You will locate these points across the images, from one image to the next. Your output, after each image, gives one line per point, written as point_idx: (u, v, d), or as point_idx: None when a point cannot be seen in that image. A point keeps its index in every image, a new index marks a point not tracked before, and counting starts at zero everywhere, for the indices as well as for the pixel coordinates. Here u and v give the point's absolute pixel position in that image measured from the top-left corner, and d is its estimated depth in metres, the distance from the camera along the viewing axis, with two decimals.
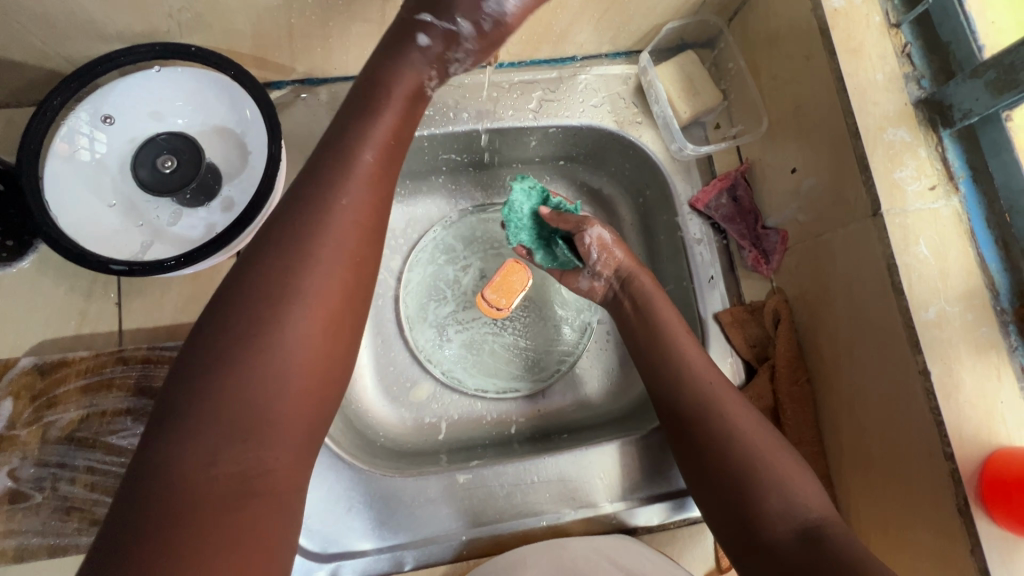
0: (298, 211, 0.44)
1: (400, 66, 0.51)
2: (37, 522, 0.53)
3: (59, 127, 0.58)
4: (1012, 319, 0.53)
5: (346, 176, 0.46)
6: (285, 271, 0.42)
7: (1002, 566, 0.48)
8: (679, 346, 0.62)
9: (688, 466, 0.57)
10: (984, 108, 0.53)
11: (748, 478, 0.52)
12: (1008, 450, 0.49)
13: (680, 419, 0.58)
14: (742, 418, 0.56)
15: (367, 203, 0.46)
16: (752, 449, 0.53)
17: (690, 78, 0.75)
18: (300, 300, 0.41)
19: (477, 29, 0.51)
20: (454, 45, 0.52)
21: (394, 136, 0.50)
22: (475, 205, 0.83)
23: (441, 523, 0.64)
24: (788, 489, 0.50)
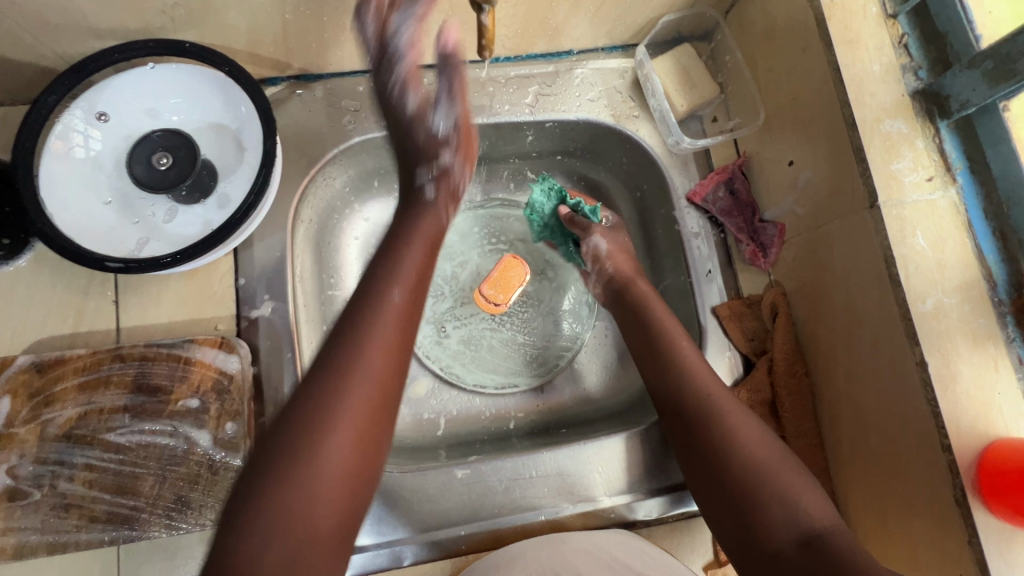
0: (337, 341, 0.49)
1: (420, 211, 0.60)
2: (36, 520, 0.54)
3: (54, 125, 0.58)
4: (1009, 310, 0.53)
5: (378, 307, 0.50)
6: (325, 394, 0.45)
7: (1000, 557, 0.48)
8: (678, 347, 0.62)
9: (691, 473, 0.57)
10: (981, 98, 0.53)
11: (751, 484, 0.52)
12: (1006, 441, 0.49)
13: (683, 426, 0.58)
14: (745, 425, 0.56)
15: (398, 328, 0.50)
16: (751, 451, 0.54)
17: (687, 71, 0.74)
18: (339, 422, 0.45)
19: (455, 150, 0.61)
20: (454, 172, 0.62)
21: (418, 275, 0.55)
22: (473, 201, 0.83)
23: (441, 518, 0.64)
24: (787, 490, 0.50)
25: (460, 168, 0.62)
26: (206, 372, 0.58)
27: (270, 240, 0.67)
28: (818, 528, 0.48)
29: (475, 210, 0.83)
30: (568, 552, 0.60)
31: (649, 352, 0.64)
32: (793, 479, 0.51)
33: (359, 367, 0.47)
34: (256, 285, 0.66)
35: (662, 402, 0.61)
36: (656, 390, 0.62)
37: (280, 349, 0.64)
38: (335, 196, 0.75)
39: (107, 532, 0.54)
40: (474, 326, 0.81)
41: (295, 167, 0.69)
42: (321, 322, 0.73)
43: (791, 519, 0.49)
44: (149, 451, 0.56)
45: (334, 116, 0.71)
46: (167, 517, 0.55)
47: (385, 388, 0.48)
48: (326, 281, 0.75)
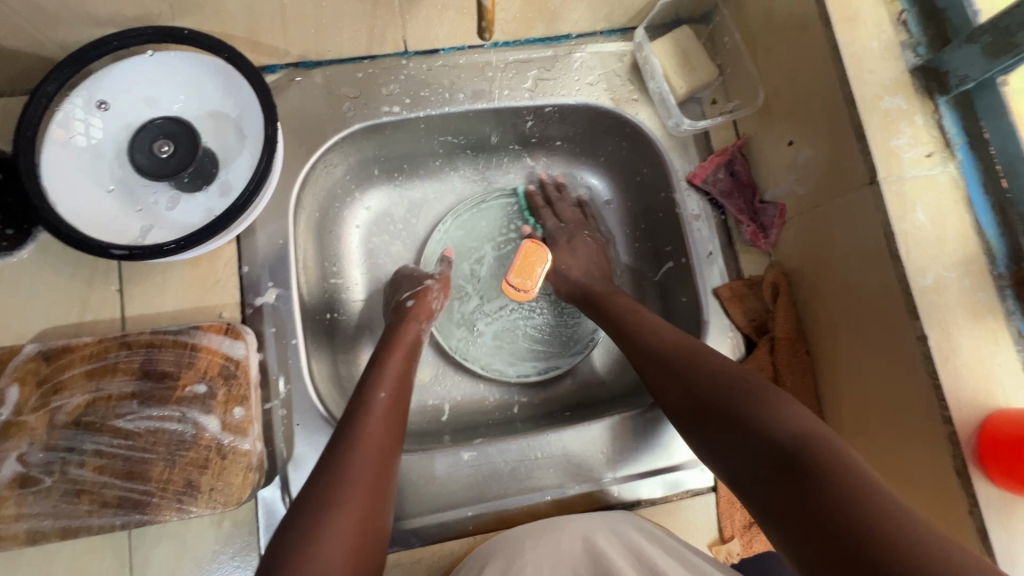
0: (337, 438, 0.52)
1: (403, 327, 0.66)
2: (48, 505, 0.54)
3: (54, 113, 0.58)
4: (1009, 283, 0.53)
5: (372, 405, 0.55)
6: (333, 482, 0.48)
7: (1000, 525, 0.49)
8: (647, 318, 0.63)
9: (676, 415, 0.55)
10: (980, 73, 0.53)
11: (734, 407, 0.49)
12: (1006, 411, 0.50)
13: (663, 372, 0.57)
14: (720, 360, 0.55)
15: (386, 423, 0.54)
16: (730, 378, 0.52)
17: (686, 53, 0.74)
18: (341, 502, 0.47)
19: (438, 279, 0.74)
20: (430, 293, 0.72)
21: (401, 374, 0.60)
22: (481, 196, 0.83)
23: (448, 499, 0.65)
24: (771, 404, 0.48)
25: (438, 292, 0.73)
26: (213, 358, 0.59)
27: (272, 228, 0.67)
28: (805, 435, 0.44)
29: (481, 203, 0.83)
30: (568, 548, 0.58)
31: (626, 325, 0.65)
32: (777, 396, 0.49)
33: (361, 457, 0.50)
34: (259, 272, 0.66)
35: (640, 357, 0.61)
36: (635, 349, 0.62)
37: (285, 335, 0.65)
38: (336, 184, 0.75)
39: (117, 516, 0.55)
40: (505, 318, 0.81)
41: (295, 154, 0.69)
42: (326, 310, 0.73)
43: (774, 431, 0.46)
44: (158, 437, 0.56)
45: (334, 103, 0.71)
46: (177, 502, 0.56)
47: (385, 472, 0.51)
48: (329, 270, 0.75)
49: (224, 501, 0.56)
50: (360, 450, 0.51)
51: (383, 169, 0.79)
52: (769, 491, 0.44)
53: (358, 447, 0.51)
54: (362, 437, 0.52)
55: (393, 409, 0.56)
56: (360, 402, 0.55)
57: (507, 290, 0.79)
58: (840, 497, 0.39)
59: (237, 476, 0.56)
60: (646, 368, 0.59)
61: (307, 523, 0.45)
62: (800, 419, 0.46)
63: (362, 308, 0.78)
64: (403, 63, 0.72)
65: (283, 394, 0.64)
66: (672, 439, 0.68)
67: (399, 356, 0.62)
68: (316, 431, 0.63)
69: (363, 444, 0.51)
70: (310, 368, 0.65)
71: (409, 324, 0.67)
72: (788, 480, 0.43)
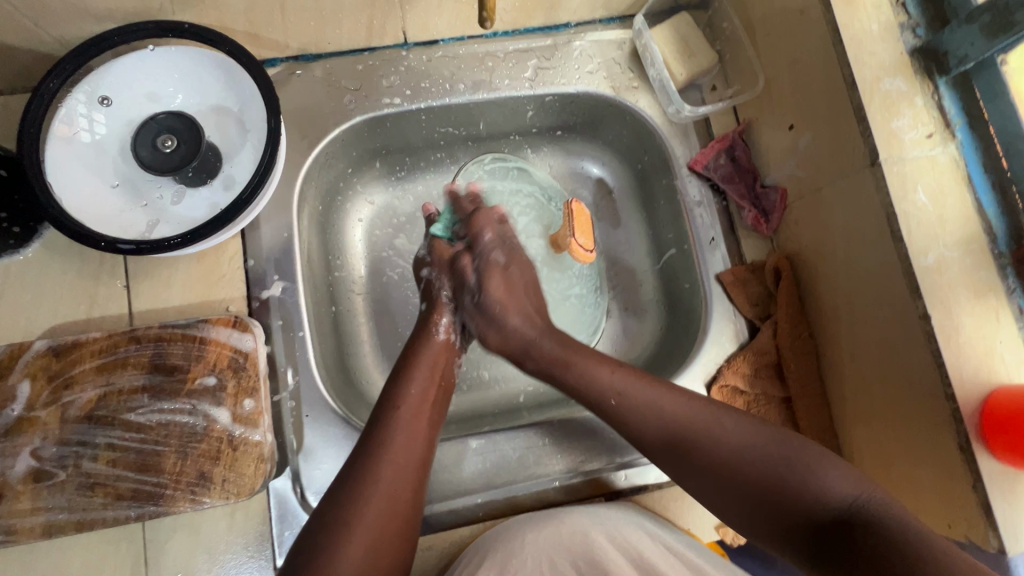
0: (359, 451, 0.53)
1: (425, 333, 0.65)
2: (63, 499, 0.55)
3: (57, 109, 0.58)
4: (1010, 262, 0.54)
5: (395, 418, 0.55)
6: (351, 500, 0.50)
7: (1003, 498, 0.50)
8: (626, 386, 0.58)
9: (701, 494, 0.53)
10: (979, 53, 0.53)
11: (769, 486, 0.49)
12: (1008, 387, 0.50)
13: (669, 449, 0.55)
14: (727, 427, 0.53)
15: (423, 399, 0.58)
16: (751, 453, 0.51)
17: (686, 40, 0.74)
18: (377, 468, 0.52)
19: (433, 265, 0.71)
20: (435, 289, 0.69)
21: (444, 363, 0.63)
22: (497, 157, 0.79)
23: (457, 485, 0.65)
24: (810, 474, 0.48)
25: (443, 282, 0.69)
26: (222, 350, 0.59)
27: (277, 221, 0.67)
28: (850, 499, 0.46)
29: (502, 165, 0.79)
30: (572, 543, 0.59)
31: (612, 406, 0.58)
32: (813, 466, 0.49)
33: (381, 474, 0.51)
34: (265, 266, 0.66)
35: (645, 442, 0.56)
36: (634, 430, 0.56)
37: (292, 327, 0.65)
38: (338, 177, 0.76)
39: (132, 508, 0.55)
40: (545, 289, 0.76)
41: (298, 148, 0.69)
42: (330, 303, 0.74)
43: (821, 507, 0.46)
44: (169, 429, 0.57)
45: (335, 95, 0.71)
46: (190, 493, 0.56)
47: (418, 457, 0.54)
48: (333, 263, 0.76)
49: (237, 491, 0.57)
50: (381, 467, 0.52)
51: (385, 163, 0.79)
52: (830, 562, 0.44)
53: (377, 467, 0.52)
54: (376, 466, 0.52)
55: (419, 422, 0.56)
56: (384, 415, 0.56)
57: (574, 253, 0.72)
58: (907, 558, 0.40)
59: (249, 468, 0.57)
60: (658, 452, 0.55)
61: (323, 539, 0.47)
62: (843, 487, 0.47)
63: (369, 302, 0.77)
64: (403, 54, 0.72)
65: (291, 386, 0.64)
66: None
67: (433, 362, 0.62)
68: (325, 421, 0.63)
69: (384, 460, 0.52)
70: (317, 360, 0.66)
71: (430, 328, 0.65)
72: (850, 552, 0.43)
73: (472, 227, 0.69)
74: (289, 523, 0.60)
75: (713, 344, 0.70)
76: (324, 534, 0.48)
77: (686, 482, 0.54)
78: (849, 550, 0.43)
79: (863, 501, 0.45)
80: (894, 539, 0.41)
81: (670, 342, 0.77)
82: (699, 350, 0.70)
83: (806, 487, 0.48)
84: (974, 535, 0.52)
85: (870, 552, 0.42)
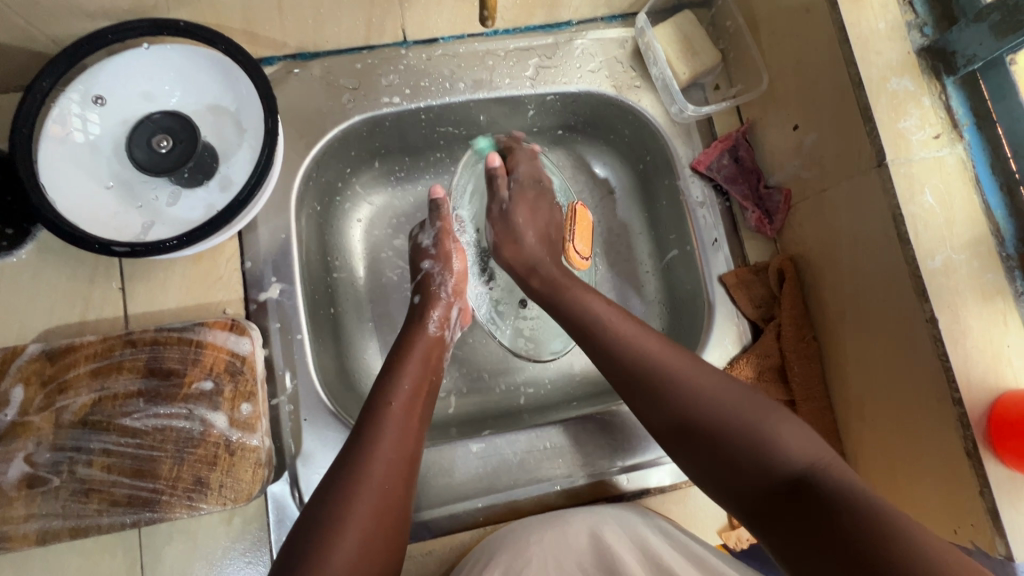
0: (352, 446, 0.52)
1: (419, 327, 0.65)
2: (57, 506, 0.54)
3: (50, 110, 0.57)
4: (1017, 264, 0.53)
5: (388, 414, 0.55)
6: (344, 495, 0.48)
7: (1011, 505, 0.49)
8: (608, 321, 0.58)
9: (665, 439, 0.52)
10: (988, 52, 0.53)
11: (732, 433, 0.48)
12: (1016, 391, 0.50)
13: (638, 391, 0.54)
14: (704, 376, 0.52)
15: (417, 392, 0.58)
16: (717, 406, 0.50)
17: (689, 38, 0.73)
18: (374, 459, 0.51)
19: (436, 258, 0.71)
20: (433, 283, 0.70)
21: (430, 356, 0.63)
22: (499, 153, 0.78)
23: (458, 490, 0.65)
24: (771, 434, 0.47)
25: (444, 277, 0.70)
26: (219, 354, 0.58)
27: (275, 222, 0.66)
28: (809, 465, 0.45)
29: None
30: (579, 542, 0.58)
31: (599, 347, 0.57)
32: (775, 420, 0.48)
33: (374, 469, 0.50)
34: (262, 268, 0.65)
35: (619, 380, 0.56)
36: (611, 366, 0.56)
37: (290, 330, 0.64)
38: (337, 177, 0.75)
39: (127, 515, 0.54)
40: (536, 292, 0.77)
41: (296, 148, 0.68)
42: (329, 305, 0.73)
43: (774, 465, 0.46)
44: (165, 434, 0.56)
45: (333, 94, 0.70)
46: (187, 499, 0.55)
47: (411, 450, 0.54)
48: (331, 265, 0.75)
49: (234, 497, 0.56)
50: (374, 462, 0.51)
51: (383, 162, 0.78)
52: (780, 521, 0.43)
53: (373, 460, 0.51)
54: (371, 458, 0.51)
55: (411, 418, 0.56)
56: (379, 410, 0.55)
57: (571, 259, 0.73)
58: (860, 523, 0.38)
59: (246, 472, 0.56)
60: (631, 393, 0.55)
61: (317, 533, 0.46)
62: (800, 451, 0.46)
63: (368, 303, 0.77)
64: (402, 53, 0.71)
65: (290, 389, 0.63)
66: None
67: (423, 355, 0.62)
68: (323, 425, 0.63)
69: (377, 456, 0.51)
70: (316, 362, 0.65)
71: (424, 322, 0.66)
72: (797, 507, 0.43)
73: (514, 158, 0.73)
74: (288, 528, 0.59)
75: (716, 348, 0.69)
76: (317, 531, 0.46)
77: (649, 425, 0.54)
78: (796, 505, 0.43)
79: (815, 462, 0.45)
80: (843, 506, 0.40)
81: (672, 344, 0.76)
82: (702, 353, 0.69)
83: (766, 439, 0.47)
84: (980, 541, 0.51)
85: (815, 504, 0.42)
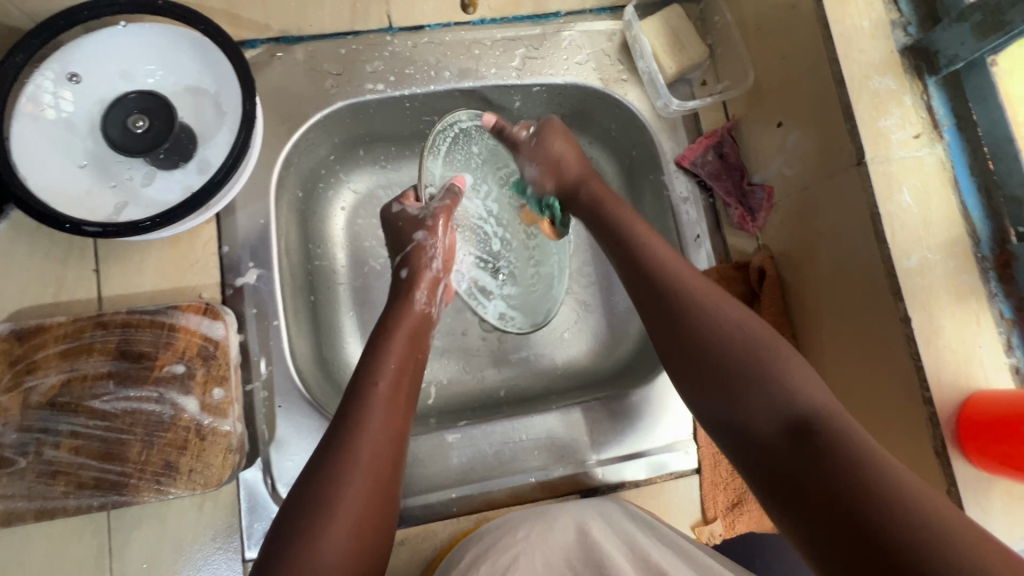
0: (337, 428, 0.51)
1: (405, 305, 0.62)
2: (23, 487, 0.53)
3: (23, 86, 0.56)
4: (992, 266, 0.53)
5: (375, 394, 0.53)
6: (334, 477, 0.47)
7: (976, 505, 0.50)
8: (641, 234, 0.60)
9: (681, 363, 0.52)
10: (970, 52, 0.53)
11: (751, 368, 0.48)
12: (987, 392, 0.50)
13: (663, 315, 0.54)
14: (735, 313, 0.52)
15: (399, 370, 0.56)
16: (740, 341, 0.50)
17: (677, 32, 0.73)
18: (364, 439, 0.50)
19: (430, 230, 0.66)
20: (426, 253, 0.66)
21: (414, 333, 0.61)
22: (475, 117, 0.71)
23: (433, 479, 0.65)
24: (784, 377, 0.47)
25: (435, 248, 0.66)
26: (192, 338, 0.57)
27: (254, 207, 0.66)
28: (821, 407, 0.44)
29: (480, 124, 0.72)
30: (567, 540, 0.54)
31: (641, 273, 0.57)
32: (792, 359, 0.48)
33: (363, 451, 0.49)
34: (240, 253, 0.65)
35: (647, 304, 0.56)
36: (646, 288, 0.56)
37: (266, 316, 0.64)
38: (319, 164, 0.74)
39: (95, 497, 0.54)
40: (517, 266, 0.76)
41: (277, 132, 0.68)
42: (309, 292, 0.72)
43: (785, 403, 0.45)
44: (135, 418, 0.56)
45: (316, 80, 0.69)
46: (156, 483, 0.55)
47: (399, 428, 0.53)
48: (312, 252, 0.74)
49: (203, 482, 0.55)
50: (364, 446, 0.49)
51: (368, 150, 0.78)
52: (777, 456, 0.43)
53: (359, 440, 0.49)
54: (360, 438, 0.50)
55: (397, 398, 0.54)
56: (363, 390, 0.53)
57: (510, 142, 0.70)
58: (851, 464, 0.39)
59: (216, 458, 0.56)
60: (656, 321, 0.55)
61: (303, 519, 0.45)
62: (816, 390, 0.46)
63: (349, 292, 0.76)
64: (388, 39, 0.71)
65: (264, 375, 0.63)
66: (644, 424, 0.67)
67: (409, 333, 0.60)
68: (298, 413, 0.62)
69: (365, 437, 0.50)
70: (292, 350, 0.64)
71: (410, 298, 0.63)
72: (792, 446, 0.43)
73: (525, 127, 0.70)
74: (260, 515, 0.59)
75: None
76: (304, 513, 0.46)
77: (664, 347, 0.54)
78: (794, 446, 0.43)
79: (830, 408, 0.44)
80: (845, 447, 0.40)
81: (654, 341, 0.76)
82: None
83: (780, 381, 0.46)
84: None
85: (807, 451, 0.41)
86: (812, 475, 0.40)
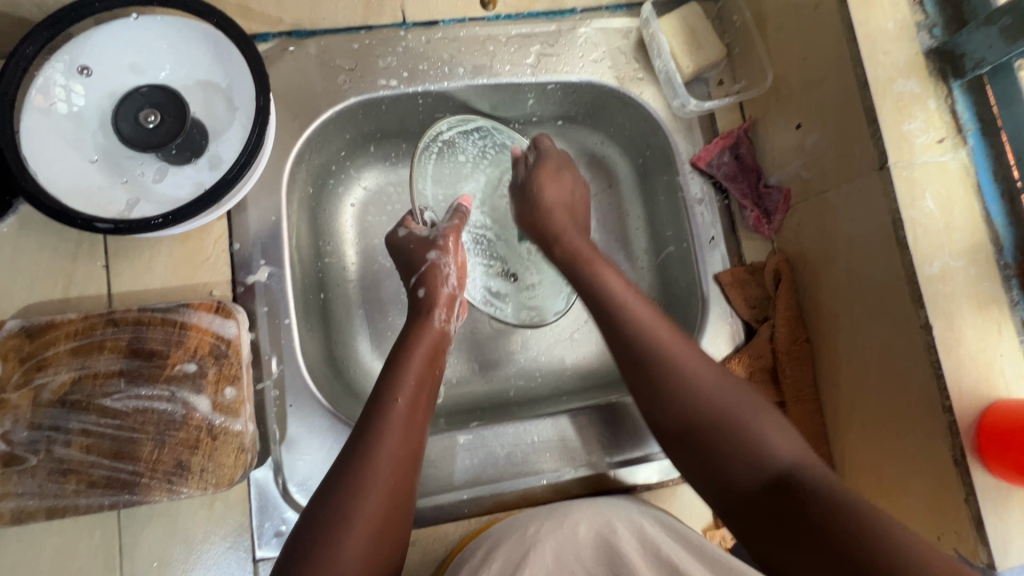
0: (354, 442, 0.51)
1: (423, 322, 0.62)
2: (34, 484, 0.53)
3: (34, 78, 0.56)
4: (1015, 274, 0.52)
5: (394, 409, 0.53)
6: (352, 491, 0.47)
7: (995, 515, 0.49)
8: (612, 276, 0.61)
9: (659, 420, 0.54)
10: (996, 57, 0.51)
11: (727, 423, 0.50)
12: (1008, 401, 0.50)
13: (640, 371, 0.55)
14: (706, 370, 0.53)
15: (418, 386, 0.56)
16: (715, 397, 0.52)
17: (694, 31, 0.72)
18: (380, 454, 0.50)
19: (443, 250, 0.67)
20: (441, 272, 0.66)
21: (432, 354, 0.60)
22: (461, 119, 0.72)
23: (443, 480, 0.64)
24: (758, 436, 0.49)
25: (448, 267, 0.66)
26: (203, 337, 0.57)
27: (265, 204, 0.65)
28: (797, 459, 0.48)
29: (463, 129, 0.73)
30: (582, 542, 0.52)
31: (614, 321, 0.58)
32: (761, 414, 0.51)
33: (380, 466, 0.49)
34: (251, 250, 0.64)
35: (623, 357, 0.56)
36: (618, 338, 0.57)
37: (277, 314, 0.63)
38: (330, 159, 0.73)
39: (106, 496, 0.54)
40: (521, 264, 0.76)
41: (288, 128, 0.67)
42: (318, 290, 0.71)
43: (762, 460, 0.48)
44: (146, 416, 0.55)
45: (329, 75, 0.68)
46: (167, 482, 0.55)
47: (417, 443, 0.52)
48: (323, 249, 0.73)
49: (215, 482, 0.55)
50: (382, 460, 0.49)
51: (379, 147, 0.77)
52: (761, 513, 0.47)
53: (376, 454, 0.50)
54: (377, 453, 0.50)
55: (416, 413, 0.54)
56: (380, 402, 0.53)
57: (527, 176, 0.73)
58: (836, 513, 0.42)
59: (228, 457, 0.55)
60: (632, 375, 0.56)
61: (319, 530, 0.45)
62: (788, 447, 0.49)
63: (359, 290, 0.75)
64: (401, 34, 0.70)
65: (275, 374, 0.62)
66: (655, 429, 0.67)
67: (428, 348, 0.59)
68: (309, 412, 0.62)
69: (382, 455, 0.50)
70: (302, 348, 0.64)
71: (428, 317, 0.62)
72: (771, 503, 0.46)
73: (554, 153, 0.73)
74: (271, 514, 0.59)
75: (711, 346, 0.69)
76: (320, 530, 0.45)
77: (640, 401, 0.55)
78: (778, 498, 0.46)
79: (799, 461, 0.47)
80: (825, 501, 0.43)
81: None
82: None
83: (755, 439, 0.49)
84: (962, 547, 0.51)
85: (791, 501, 0.45)
86: (798, 524, 0.43)
